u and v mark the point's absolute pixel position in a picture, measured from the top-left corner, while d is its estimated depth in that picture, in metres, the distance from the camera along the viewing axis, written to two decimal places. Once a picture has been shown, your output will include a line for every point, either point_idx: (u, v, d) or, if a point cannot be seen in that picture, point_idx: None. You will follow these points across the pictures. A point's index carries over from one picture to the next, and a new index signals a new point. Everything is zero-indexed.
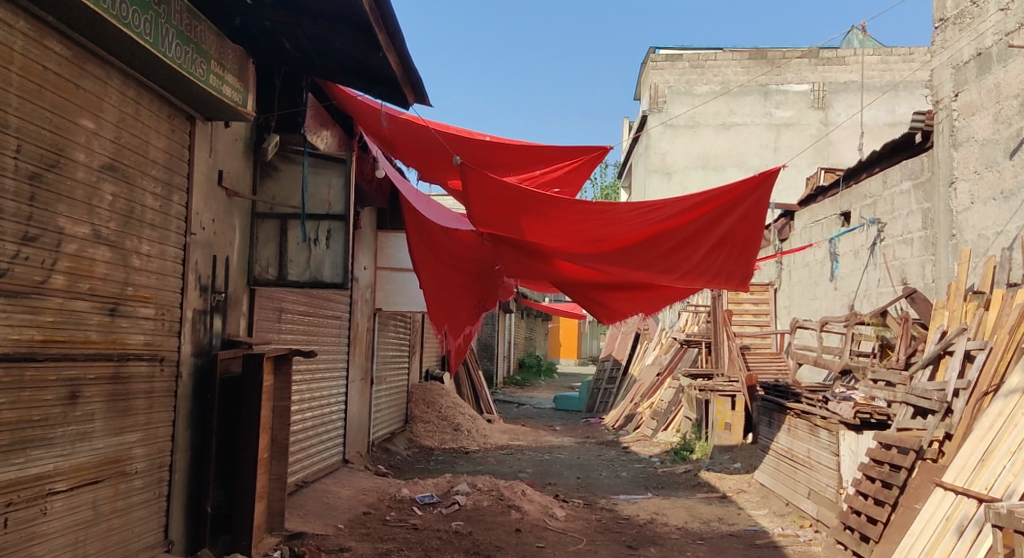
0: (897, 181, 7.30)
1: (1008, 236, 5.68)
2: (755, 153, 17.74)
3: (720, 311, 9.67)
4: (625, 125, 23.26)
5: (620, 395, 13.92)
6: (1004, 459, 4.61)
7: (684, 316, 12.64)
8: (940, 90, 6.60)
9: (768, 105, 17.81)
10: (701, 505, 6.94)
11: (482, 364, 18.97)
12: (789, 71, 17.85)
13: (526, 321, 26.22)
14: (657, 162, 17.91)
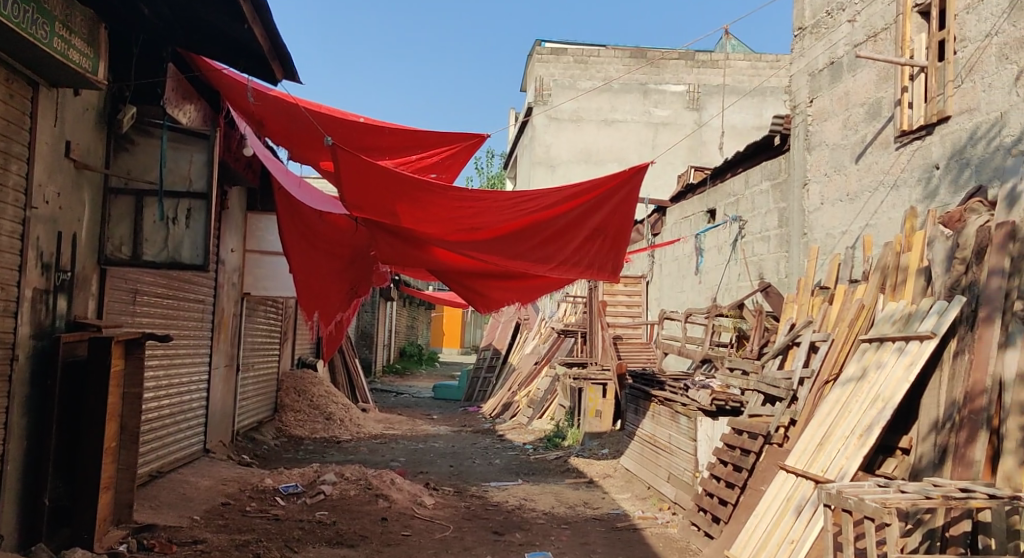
0: (757, 181, 7.67)
1: (852, 236, 6.14)
2: (634, 150, 18.28)
3: (596, 301, 9.97)
4: (510, 115, 23.35)
5: (499, 384, 14.10)
6: (839, 444, 4.94)
7: (562, 307, 12.90)
8: (797, 95, 7.00)
9: (647, 104, 18.35)
10: (568, 490, 7.09)
11: (361, 352, 18.67)
12: (667, 72, 18.48)
13: (408, 308, 26.02)
14: (541, 154, 18.12)
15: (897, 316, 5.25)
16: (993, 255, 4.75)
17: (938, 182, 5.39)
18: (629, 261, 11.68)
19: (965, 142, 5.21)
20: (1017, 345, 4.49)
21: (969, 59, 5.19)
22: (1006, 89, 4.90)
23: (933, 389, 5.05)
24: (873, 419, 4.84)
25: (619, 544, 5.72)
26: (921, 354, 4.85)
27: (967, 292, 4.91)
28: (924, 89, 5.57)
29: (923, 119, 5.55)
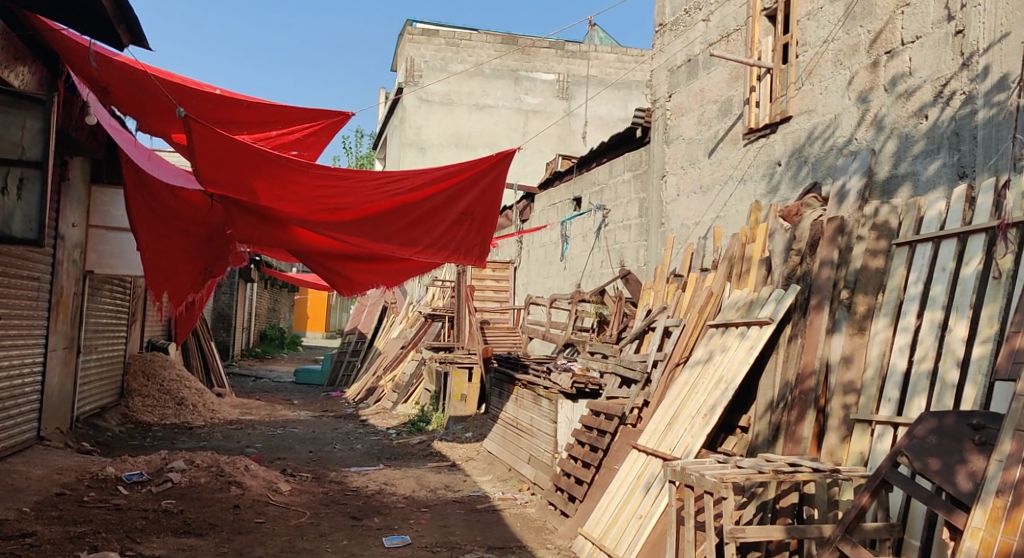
0: (620, 171, 7.92)
1: (704, 227, 6.50)
2: (505, 136, 18.65)
3: (464, 286, 10.25)
4: (380, 95, 23.06)
5: (364, 368, 13.99)
6: (686, 423, 5.19)
7: (431, 291, 13.14)
8: (657, 90, 7.31)
9: (518, 91, 18.76)
10: (429, 474, 7.10)
11: (217, 336, 17.92)
12: (537, 60, 18.88)
13: (270, 291, 25.20)
14: (411, 136, 18.20)
15: (740, 303, 5.58)
16: (824, 247, 5.15)
17: (779, 178, 5.85)
18: (497, 247, 11.87)
19: (803, 142, 5.71)
20: (843, 331, 4.91)
21: (808, 63, 5.73)
22: (840, 93, 5.46)
23: (770, 370, 5.39)
24: (716, 399, 5.09)
25: (476, 526, 5.79)
26: (760, 338, 5.16)
27: (801, 282, 5.27)
28: (769, 90, 6.01)
29: (767, 118, 5.99)
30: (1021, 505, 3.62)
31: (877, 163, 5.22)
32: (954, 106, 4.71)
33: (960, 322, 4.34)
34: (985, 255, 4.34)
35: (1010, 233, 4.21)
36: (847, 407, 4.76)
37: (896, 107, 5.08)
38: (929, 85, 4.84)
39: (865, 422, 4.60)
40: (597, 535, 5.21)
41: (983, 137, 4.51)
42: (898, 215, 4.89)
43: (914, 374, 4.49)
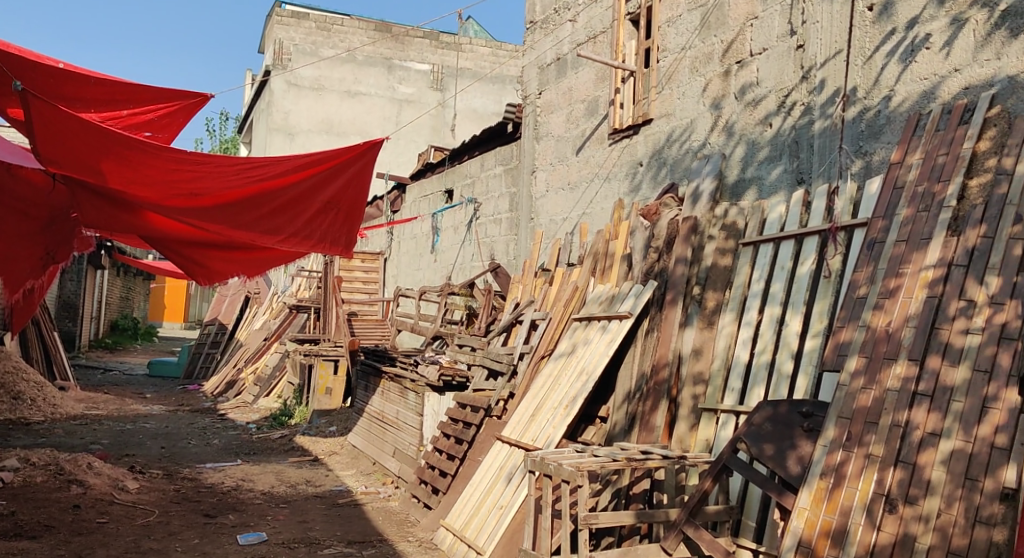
0: (492, 165, 7.99)
1: (571, 223, 6.68)
2: (377, 125, 18.90)
3: (331, 277, 10.27)
4: (247, 76, 22.42)
5: (224, 361, 13.57)
6: (548, 414, 5.27)
7: (296, 283, 13.28)
8: (529, 87, 7.47)
9: (391, 80, 19.02)
10: (290, 469, 6.94)
11: (61, 325, 16.78)
12: (410, 49, 19.21)
13: (123, 279, 23.85)
14: (279, 121, 18.07)
15: (603, 297, 5.75)
16: (679, 245, 5.38)
17: (641, 178, 6.09)
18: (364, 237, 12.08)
19: (663, 143, 5.96)
20: (694, 325, 5.15)
21: (667, 68, 5.99)
22: (696, 98, 5.74)
23: (628, 362, 5.57)
24: (578, 391, 5.21)
25: (337, 520, 5.70)
26: (621, 331, 5.36)
27: (658, 278, 5.48)
28: (632, 92, 6.27)
29: (630, 120, 6.25)
30: (840, 485, 3.99)
31: (727, 167, 5.52)
32: (794, 116, 5.08)
33: (795, 317, 4.68)
34: (818, 256, 4.70)
35: (839, 235, 4.61)
36: (696, 396, 5.00)
37: (745, 115, 5.40)
38: (774, 95, 5.21)
39: (711, 411, 4.88)
40: (458, 526, 5.22)
41: (819, 145, 4.91)
42: (745, 217, 5.21)
43: (754, 365, 4.79)
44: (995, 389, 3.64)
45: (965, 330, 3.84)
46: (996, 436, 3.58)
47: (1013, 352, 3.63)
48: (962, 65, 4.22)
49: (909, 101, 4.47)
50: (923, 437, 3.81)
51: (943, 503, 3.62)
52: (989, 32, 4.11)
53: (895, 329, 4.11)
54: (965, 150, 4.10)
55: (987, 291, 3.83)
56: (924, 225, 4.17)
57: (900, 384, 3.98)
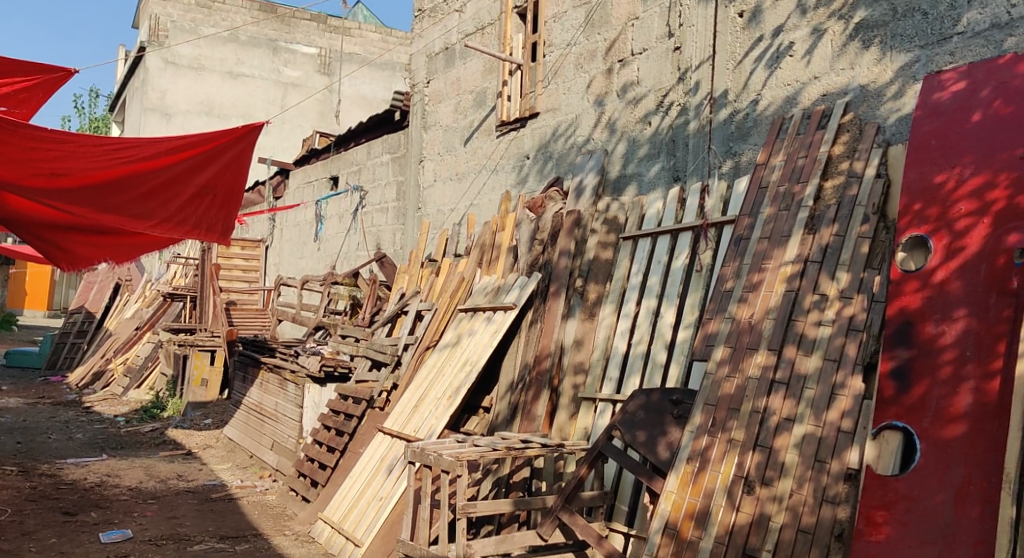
0: (379, 153, 8.11)
1: (458, 214, 6.87)
2: (261, 109, 18.40)
3: (209, 265, 10.10)
4: (120, 52, 21.34)
5: (90, 352, 12.93)
6: (431, 405, 5.24)
7: (172, 271, 13.04)
8: (416, 75, 7.62)
9: (276, 62, 18.65)
10: (160, 464, 6.68)
11: None
12: (297, 32, 18.96)
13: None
14: (155, 100, 17.27)
15: (489, 288, 5.78)
16: (563, 238, 5.46)
17: (527, 171, 6.24)
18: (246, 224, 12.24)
19: (548, 138, 6.12)
20: (576, 316, 5.24)
21: (553, 63, 6.15)
22: (580, 94, 5.90)
23: (511, 354, 5.61)
24: (461, 382, 5.19)
25: (209, 515, 5.52)
26: (505, 322, 5.39)
27: (542, 270, 5.55)
28: (519, 86, 6.44)
29: (517, 113, 6.40)
30: (704, 469, 4.17)
31: (609, 163, 5.67)
32: (671, 115, 5.28)
33: (669, 309, 4.82)
34: (691, 251, 4.86)
35: (710, 231, 4.78)
36: (576, 386, 5.09)
37: (626, 112, 5.57)
38: (653, 94, 5.39)
39: (590, 400, 4.96)
40: (336, 519, 5.15)
41: (694, 144, 5.10)
42: (625, 212, 5.32)
43: (631, 355, 4.91)
44: (842, 376, 3.92)
45: (817, 322, 4.10)
46: (842, 420, 3.86)
47: (859, 343, 3.92)
48: (821, 73, 4.51)
49: (774, 105, 4.74)
50: (780, 422, 4.03)
51: (795, 483, 3.87)
52: (844, 42, 4.41)
53: (757, 320, 4.32)
54: (821, 153, 4.36)
55: (837, 286, 4.10)
56: (785, 223, 4.39)
57: (760, 372, 4.19)
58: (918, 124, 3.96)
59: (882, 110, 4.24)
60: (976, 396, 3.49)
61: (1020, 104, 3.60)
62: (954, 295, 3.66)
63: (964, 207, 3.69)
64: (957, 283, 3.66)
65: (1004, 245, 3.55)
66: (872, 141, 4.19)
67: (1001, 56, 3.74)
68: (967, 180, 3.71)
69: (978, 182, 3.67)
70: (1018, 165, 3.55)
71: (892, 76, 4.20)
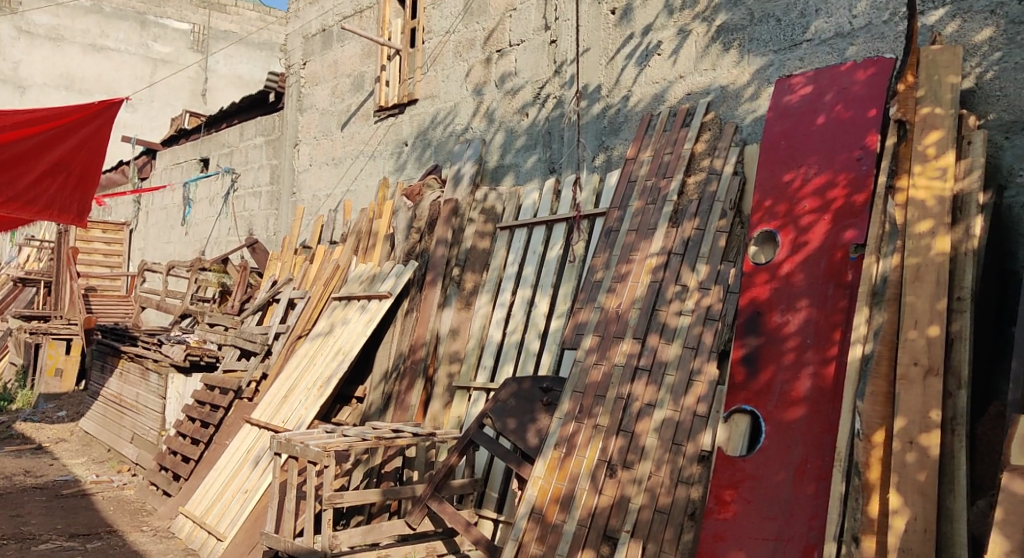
0: (252, 135, 8.19)
1: (334, 200, 6.92)
2: (127, 85, 17.70)
3: (67, 250, 9.81)
4: None
5: None
6: (301, 395, 5.14)
7: (27, 253, 12.53)
8: (291, 56, 7.60)
9: (144, 36, 17.89)
10: (6, 460, 6.47)
11: None
12: (168, 5, 18.16)
13: None
14: (8, 72, 16.14)
15: (364, 276, 5.73)
16: (440, 227, 5.46)
17: (406, 158, 6.32)
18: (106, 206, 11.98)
19: (427, 125, 6.21)
20: (452, 305, 5.23)
21: (432, 50, 6.26)
22: (459, 82, 6.01)
23: (386, 342, 5.58)
24: (333, 371, 5.11)
25: (58, 513, 5.30)
26: (379, 311, 5.33)
27: (419, 258, 5.54)
28: (397, 71, 6.51)
29: (395, 98, 6.47)
30: (571, 454, 4.23)
31: (487, 152, 5.76)
32: (548, 107, 5.41)
33: (543, 299, 4.90)
34: (565, 241, 4.96)
35: (582, 223, 4.90)
36: (451, 375, 5.09)
37: (504, 102, 5.69)
38: (530, 86, 5.53)
39: (464, 389, 4.97)
40: (199, 513, 4.98)
41: (568, 136, 5.25)
42: (503, 202, 5.41)
43: (505, 344, 4.96)
44: (699, 363, 4.07)
45: (678, 311, 4.25)
46: (698, 405, 4.01)
47: (715, 331, 4.07)
48: (686, 72, 4.71)
49: (643, 102, 4.91)
50: (641, 407, 4.16)
51: (654, 466, 3.98)
52: (707, 44, 4.62)
53: (624, 310, 4.44)
54: (685, 150, 4.53)
55: (697, 277, 4.26)
56: (651, 217, 4.54)
57: (626, 359, 4.31)
58: (770, 125, 4.19)
59: (740, 110, 4.47)
60: (814, 381, 3.67)
61: (858, 110, 3.86)
62: (798, 287, 3.85)
63: (808, 204, 3.91)
64: (800, 276, 3.85)
65: (841, 241, 3.77)
66: (731, 140, 4.39)
67: (843, 64, 4.02)
68: (811, 179, 3.93)
69: (821, 181, 3.89)
70: (855, 166, 3.80)
71: (749, 78, 4.43)
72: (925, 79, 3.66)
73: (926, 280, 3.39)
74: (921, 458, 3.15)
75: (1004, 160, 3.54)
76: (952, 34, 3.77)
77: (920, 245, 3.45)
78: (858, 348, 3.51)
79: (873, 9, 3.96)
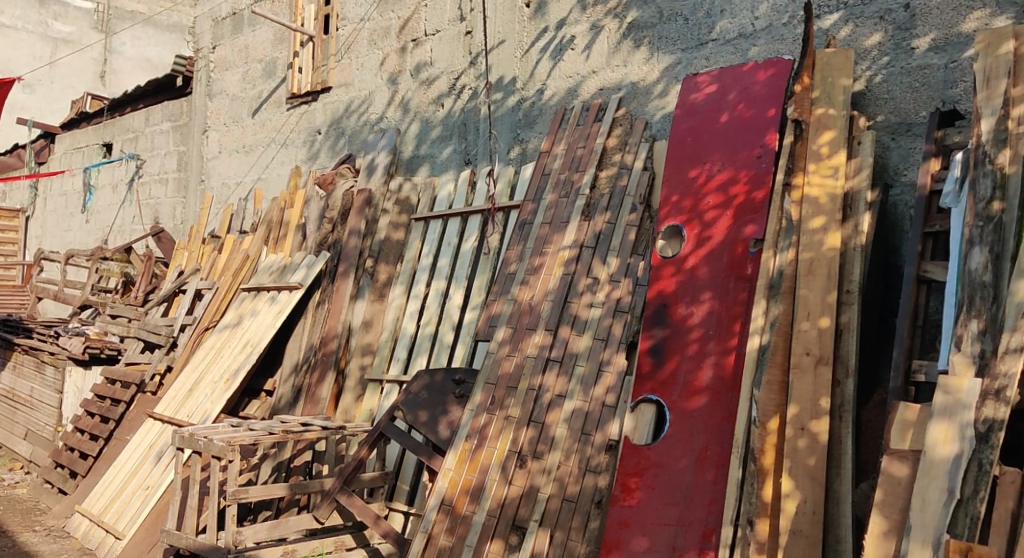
0: (158, 120, 8.06)
1: (244, 187, 6.92)
2: (25, 64, 16.19)
3: None
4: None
5: None
6: (207, 389, 5.01)
7: None
8: (200, 40, 7.57)
9: (44, 14, 16.49)
10: None
11: None
12: None
13: None
14: None
15: (274, 267, 5.64)
16: (353, 217, 5.39)
17: (319, 147, 6.31)
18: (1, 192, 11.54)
19: (340, 113, 6.20)
20: (365, 297, 5.18)
21: (346, 38, 6.25)
22: (373, 71, 6.00)
23: (297, 334, 5.49)
24: (241, 363, 5.01)
25: None
26: (289, 303, 5.24)
27: (331, 249, 5.46)
28: (310, 58, 6.50)
29: (308, 86, 6.48)
30: (482, 445, 4.21)
31: (402, 142, 5.74)
32: (463, 98, 5.43)
33: (457, 291, 4.88)
34: (479, 234, 4.96)
35: (497, 215, 4.91)
36: (363, 367, 5.03)
37: (419, 92, 5.69)
38: (445, 77, 5.54)
39: (376, 381, 4.93)
40: (97, 511, 4.81)
41: (483, 128, 5.28)
42: (418, 193, 5.38)
43: (419, 336, 4.92)
44: (608, 354, 4.13)
45: (589, 303, 4.28)
46: (606, 395, 4.06)
47: (624, 323, 4.14)
48: (598, 67, 4.77)
49: (557, 96, 4.96)
50: (552, 398, 4.18)
51: (563, 456, 4.01)
52: (619, 40, 4.70)
53: (537, 302, 4.44)
54: (597, 144, 4.58)
55: (608, 270, 4.31)
56: (564, 210, 4.57)
57: (537, 351, 4.32)
58: (677, 122, 4.28)
59: (650, 106, 4.56)
60: (715, 371, 3.76)
61: (759, 108, 3.97)
62: (702, 280, 3.93)
63: (712, 200, 4.00)
64: (704, 269, 3.94)
65: (742, 236, 3.86)
66: (641, 136, 4.46)
67: (745, 63, 4.13)
68: (715, 175, 4.03)
69: (724, 177, 3.99)
70: (755, 164, 3.91)
71: (659, 76, 4.53)
72: (819, 81, 3.79)
73: (819, 273, 3.53)
74: (811, 444, 3.31)
75: (891, 160, 3.71)
76: (845, 38, 3.95)
77: (814, 240, 3.59)
78: (756, 339, 3.63)
79: (773, 11, 4.08)
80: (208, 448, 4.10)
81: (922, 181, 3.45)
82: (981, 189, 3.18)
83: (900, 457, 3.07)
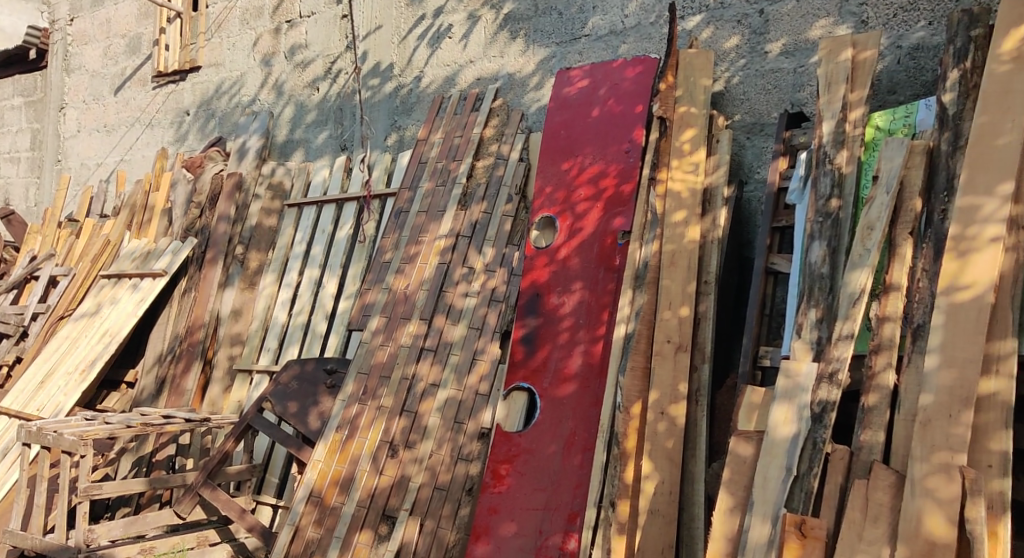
0: (9, 95, 7.66)
1: (106, 169, 6.67)
2: None
3: None
4: None
5: None
6: (61, 380, 4.74)
7: None
8: (56, 12, 7.21)
9: None
10: None
11: None
12: None
13: None
14: None
15: (137, 253, 5.40)
16: (222, 202, 5.25)
17: (188, 128, 6.14)
18: None
19: (211, 95, 6.05)
20: (234, 285, 5.02)
21: (216, 16, 6.11)
22: (246, 52, 5.87)
23: (162, 323, 5.26)
24: (99, 354, 4.77)
25: None
26: (153, 290, 5.02)
27: (199, 235, 5.28)
28: (177, 35, 6.31)
29: (176, 64, 6.28)
30: (353, 436, 4.11)
31: (275, 126, 5.63)
32: (339, 83, 5.38)
33: (331, 280, 4.79)
34: (355, 221, 4.89)
35: (373, 203, 4.84)
36: (232, 357, 4.89)
37: (293, 76, 5.61)
38: (321, 60, 5.48)
39: (245, 371, 4.80)
40: None
41: (358, 113, 5.25)
42: (291, 178, 5.28)
43: (291, 326, 4.81)
44: (483, 342, 4.09)
45: (464, 293, 4.24)
46: (479, 384, 4.01)
47: (499, 312, 4.12)
48: (476, 57, 4.80)
49: (434, 84, 4.96)
50: (426, 388, 4.11)
51: (435, 445, 3.95)
52: (495, 31, 4.75)
53: (412, 291, 4.37)
54: (474, 134, 4.60)
55: (484, 260, 4.28)
56: (441, 198, 4.54)
57: (412, 340, 4.24)
58: (551, 115, 4.34)
59: (526, 98, 4.61)
60: (585, 359, 3.81)
61: (627, 105, 4.05)
62: (573, 270, 3.97)
63: (584, 192, 4.05)
64: (575, 260, 3.98)
65: (611, 228, 3.92)
66: (517, 127, 4.50)
67: (615, 60, 4.21)
68: (586, 168, 4.08)
69: (595, 170, 4.05)
70: (623, 159, 3.98)
71: (534, 68, 4.60)
72: (682, 80, 3.92)
73: (680, 264, 3.67)
74: (669, 427, 3.46)
75: (745, 158, 3.91)
76: (706, 40, 4.14)
77: (676, 233, 3.72)
78: (621, 328, 3.70)
79: (641, 10, 4.21)
80: (58, 443, 3.88)
81: (771, 178, 3.67)
82: (822, 187, 3.42)
83: (745, 437, 3.24)
